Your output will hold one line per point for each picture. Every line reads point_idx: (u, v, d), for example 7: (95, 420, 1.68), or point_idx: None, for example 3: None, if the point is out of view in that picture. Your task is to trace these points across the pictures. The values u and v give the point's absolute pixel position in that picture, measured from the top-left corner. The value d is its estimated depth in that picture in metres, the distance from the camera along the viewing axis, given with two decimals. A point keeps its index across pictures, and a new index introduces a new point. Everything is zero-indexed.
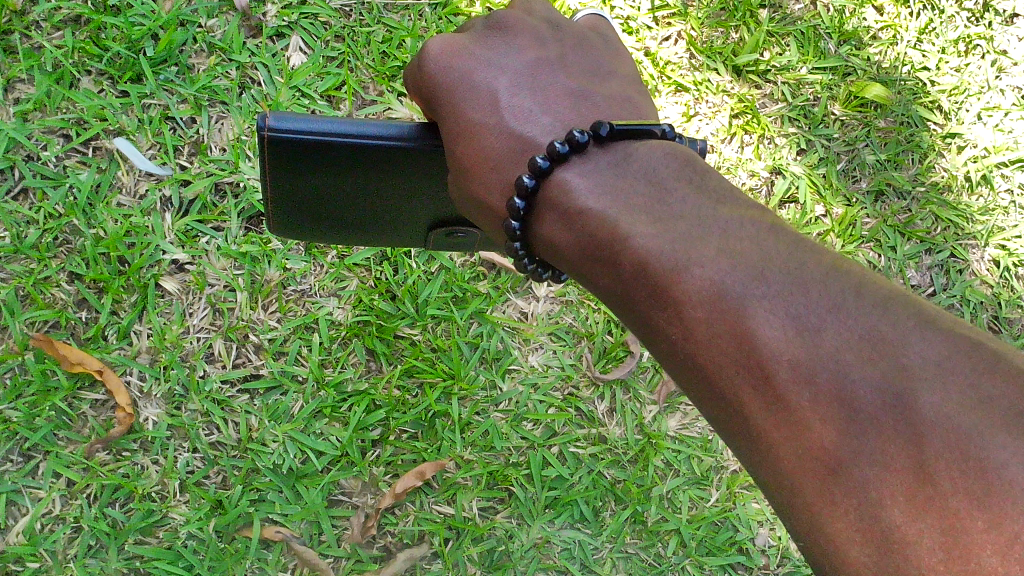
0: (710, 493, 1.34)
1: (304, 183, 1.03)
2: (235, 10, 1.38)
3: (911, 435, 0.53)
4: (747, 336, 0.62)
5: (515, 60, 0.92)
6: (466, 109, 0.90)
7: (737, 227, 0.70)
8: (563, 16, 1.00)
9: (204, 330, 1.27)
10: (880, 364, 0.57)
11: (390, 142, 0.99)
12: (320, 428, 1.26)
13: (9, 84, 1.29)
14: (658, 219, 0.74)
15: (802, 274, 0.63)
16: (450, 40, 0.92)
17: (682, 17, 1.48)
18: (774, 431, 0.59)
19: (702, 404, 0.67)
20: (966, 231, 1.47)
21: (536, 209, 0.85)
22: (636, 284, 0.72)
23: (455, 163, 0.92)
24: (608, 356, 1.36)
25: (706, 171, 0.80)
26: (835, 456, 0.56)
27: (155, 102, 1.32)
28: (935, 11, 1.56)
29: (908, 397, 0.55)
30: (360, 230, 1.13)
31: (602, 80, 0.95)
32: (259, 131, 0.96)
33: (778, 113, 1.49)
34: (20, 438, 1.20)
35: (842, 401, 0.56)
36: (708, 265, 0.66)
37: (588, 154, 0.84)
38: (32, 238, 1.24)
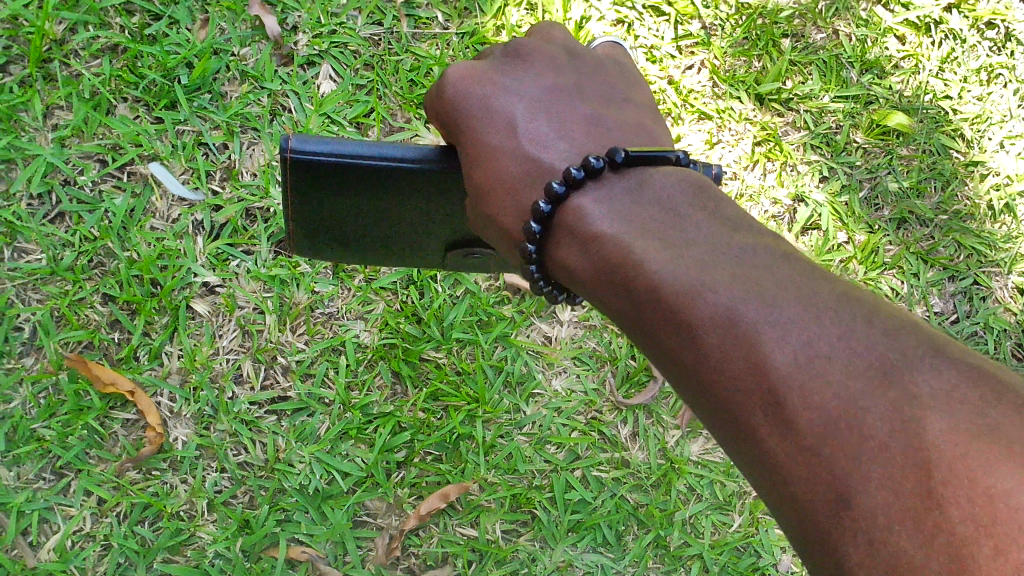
0: (732, 518, 1.34)
1: (329, 203, 1.06)
2: (267, 39, 1.41)
3: (920, 462, 0.55)
4: (759, 362, 0.63)
5: (533, 87, 0.94)
6: (484, 134, 0.91)
7: (750, 255, 0.72)
8: (580, 44, 1.02)
9: (234, 351, 1.29)
10: (889, 393, 0.58)
11: (410, 164, 1.01)
12: (346, 449, 1.28)
13: (48, 110, 1.31)
14: (672, 245, 0.75)
15: (814, 302, 0.65)
16: (469, 66, 0.94)
17: (705, 46, 1.50)
18: (785, 456, 0.60)
19: (713, 428, 0.68)
20: (988, 259, 1.48)
21: (552, 233, 0.87)
22: (649, 310, 0.73)
23: (472, 187, 0.93)
24: (631, 382, 1.37)
25: (720, 200, 0.82)
26: (844, 480, 0.57)
27: (188, 128, 1.35)
28: (957, 40, 1.58)
29: (917, 425, 0.56)
30: (382, 249, 1.15)
31: (616, 106, 0.98)
32: (281, 151, 1.00)
33: (801, 141, 1.50)
34: (52, 457, 1.21)
35: (851, 426, 0.58)
36: (721, 291, 0.68)
37: (603, 180, 0.86)
38: (67, 261, 1.27)
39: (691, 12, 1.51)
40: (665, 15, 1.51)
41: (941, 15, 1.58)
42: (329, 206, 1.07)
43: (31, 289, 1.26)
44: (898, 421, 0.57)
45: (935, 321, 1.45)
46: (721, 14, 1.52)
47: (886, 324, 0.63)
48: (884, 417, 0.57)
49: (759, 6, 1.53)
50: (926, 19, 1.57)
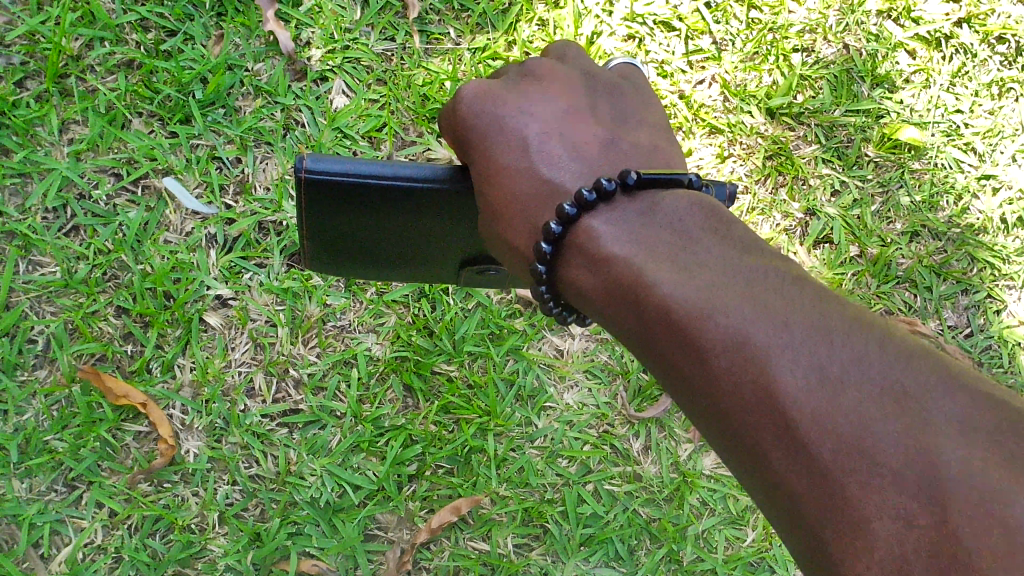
0: (746, 533, 1.33)
1: (342, 220, 1.06)
2: (281, 55, 1.41)
3: (934, 490, 0.54)
4: (770, 385, 0.63)
5: (546, 106, 0.94)
6: (497, 152, 0.92)
7: (762, 277, 0.71)
8: (597, 67, 1.03)
9: (245, 364, 1.29)
10: (903, 419, 0.58)
11: (425, 183, 1.01)
12: (357, 462, 1.28)
13: (64, 125, 1.33)
14: (683, 268, 0.75)
15: (826, 325, 0.65)
16: (483, 85, 0.95)
17: (715, 61, 1.51)
18: (796, 481, 0.60)
19: (723, 450, 0.68)
20: (1002, 273, 1.48)
21: (563, 253, 0.86)
22: (658, 331, 0.73)
23: (484, 206, 0.94)
24: (642, 395, 1.36)
25: (732, 223, 0.82)
26: (856, 506, 0.56)
27: (202, 143, 1.36)
28: (967, 55, 1.57)
29: (930, 452, 0.56)
30: (394, 263, 1.15)
31: (632, 127, 0.97)
32: (297, 172, 0.99)
33: (812, 155, 1.50)
34: (64, 468, 1.22)
35: (863, 452, 0.57)
36: (731, 313, 0.68)
37: (615, 202, 0.85)
38: (81, 273, 1.27)
39: (702, 27, 1.51)
40: (676, 31, 1.51)
41: (952, 29, 1.57)
42: (342, 224, 1.07)
43: (45, 302, 1.27)
44: (912, 448, 0.56)
45: (949, 335, 1.45)
46: (732, 29, 1.52)
47: (899, 349, 0.63)
48: (897, 443, 0.57)
49: (769, 21, 1.53)
50: (935, 34, 1.57)
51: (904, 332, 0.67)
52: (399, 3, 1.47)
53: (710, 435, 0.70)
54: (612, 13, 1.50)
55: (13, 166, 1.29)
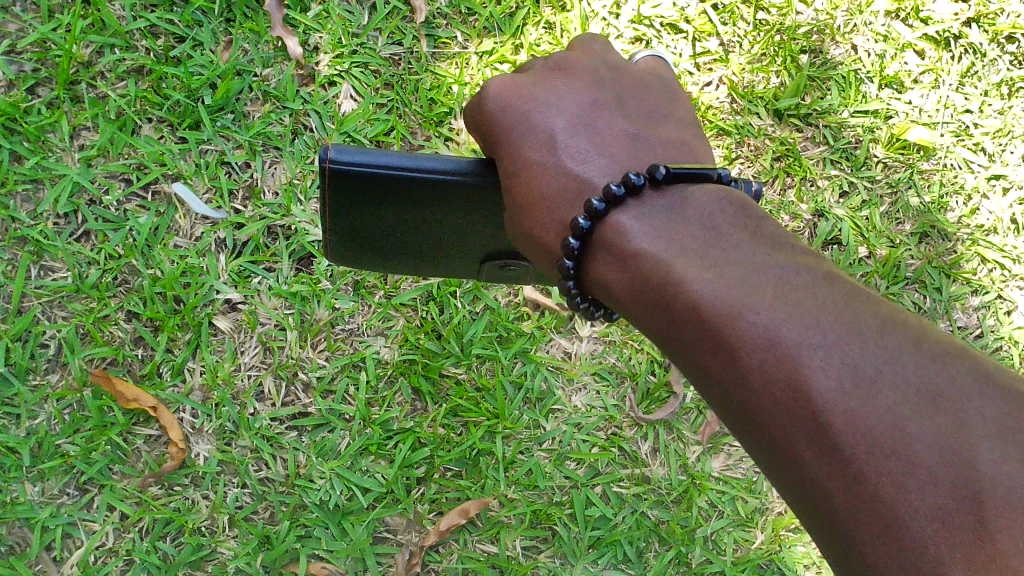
0: (755, 535, 1.33)
1: (364, 213, 1.06)
2: (289, 60, 1.42)
3: (970, 492, 0.54)
4: (804, 386, 0.62)
5: (573, 102, 0.94)
6: (525, 148, 0.91)
7: (792, 276, 0.71)
8: (622, 62, 1.02)
9: (255, 367, 1.30)
10: (938, 420, 0.58)
11: (448, 176, 1.01)
12: (366, 465, 1.28)
13: (74, 132, 1.34)
14: (713, 266, 0.75)
15: (859, 324, 0.64)
16: (509, 80, 0.93)
17: (723, 62, 1.51)
18: (830, 482, 0.60)
19: (756, 451, 0.67)
20: (1013, 273, 1.47)
21: (591, 248, 0.86)
22: (688, 330, 0.73)
23: (510, 200, 0.93)
24: (651, 397, 1.36)
25: (761, 219, 0.82)
26: (892, 508, 0.56)
27: (212, 148, 1.37)
28: (977, 55, 1.57)
29: (966, 453, 0.55)
30: (413, 256, 1.15)
31: (658, 123, 0.98)
32: (321, 161, 0.99)
33: (821, 155, 1.50)
34: (76, 472, 1.23)
35: (898, 454, 0.57)
36: (763, 313, 0.67)
37: (645, 198, 0.85)
38: (92, 278, 1.28)
39: (710, 29, 1.51)
40: (683, 32, 1.51)
41: (961, 29, 1.57)
42: (364, 217, 1.07)
43: (57, 307, 1.28)
44: (947, 449, 0.56)
45: (959, 336, 1.44)
46: (739, 31, 1.52)
47: (933, 348, 0.63)
48: (932, 444, 0.57)
49: (776, 22, 1.53)
50: (945, 34, 1.56)
51: (939, 330, 0.67)
52: (406, 7, 1.47)
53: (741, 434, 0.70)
54: (618, 16, 1.50)
55: (25, 172, 1.30)
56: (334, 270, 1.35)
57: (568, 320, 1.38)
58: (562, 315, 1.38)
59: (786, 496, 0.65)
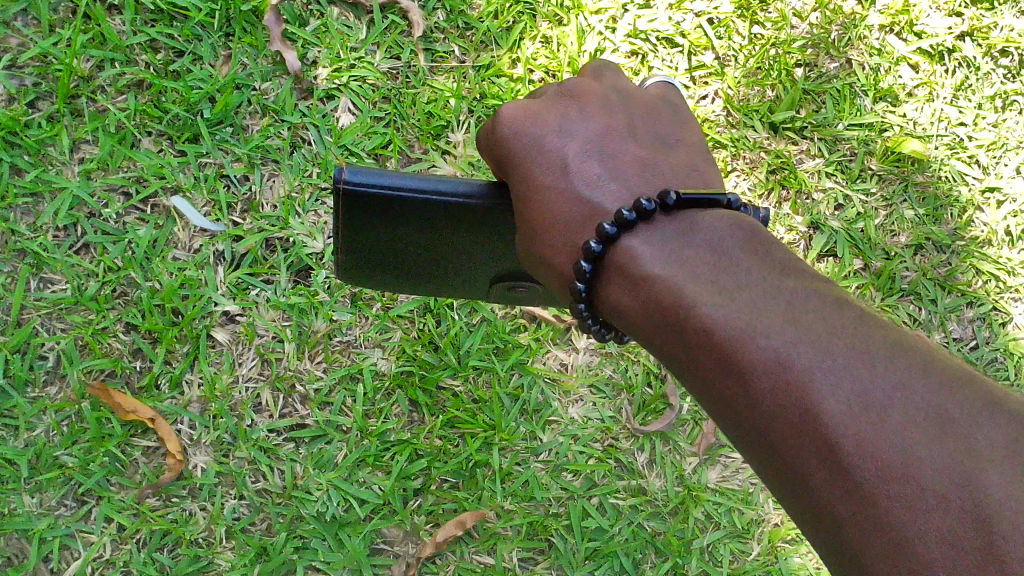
0: (752, 547, 1.33)
1: (375, 232, 1.06)
2: (288, 74, 1.43)
3: (978, 515, 0.53)
4: (815, 410, 0.63)
5: (586, 127, 0.93)
6: (537, 173, 0.91)
7: (802, 300, 0.71)
8: (633, 85, 1.01)
9: (253, 380, 1.31)
10: (947, 444, 0.57)
11: (463, 199, 1.01)
12: (363, 477, 1.29)
13: (74, 145, 1.35)
14: (723, 290, 0.75)
15: (869, 350, 0.64)
16: (522, 105, 0.93)
17: (718, 76, 1.52)
18: (841, 506, 0.59)
19: (768, 476, 0.67)
20: (1007, 285, 1.48)
21: (602, 272, 0.86)
22: (699, 353, 0.73)
23: (523, 225, 0.93)
24: (647, 408, 1.37)
25: (772, 244, 0.81)
26: (901, 532, 0.55)
27: (211, 161, 1.38)
28: (970, 68, 1.58)
29: (974, 477, 0.55)
30: (422, 274, 1.15)
31: (669, 146, 0.97)
32: (336, 182, 0.98)
33: (816, 168, 1.50)
34: (74, 484, 1.23)
35: (907, 477, 0.57)
36: (774, 337, 0.68)
37: (654, 222, 0.85)
38: (92, 290, 1.29)
39: (705, 43, 1.53)
40: (678, 47, 1.53)
41: (954, 43, 1.58)
42: (375, 236, 1.07)
43: (56, 319, 1.29)
44: (956, 473, 0.56)
45: (955, 347, 1.45)
46: (734, 45, 1.54)
47: (943, 374, 0.62)
48: (941, 468, 0.56)
49: (771, 36, 1.55)
50: (938, 47, 1.58)
51: (951, 359, 0.67)
52: (404, 22, 1.49)
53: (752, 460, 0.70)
54: (615, 30, 1.52)
55: (25, 185, 1.31)
56: (331, 283, 1.35)
57: (565, 332, 1.39)
58: (559, 327, 1.39)
59: (798, 522, 0.65)
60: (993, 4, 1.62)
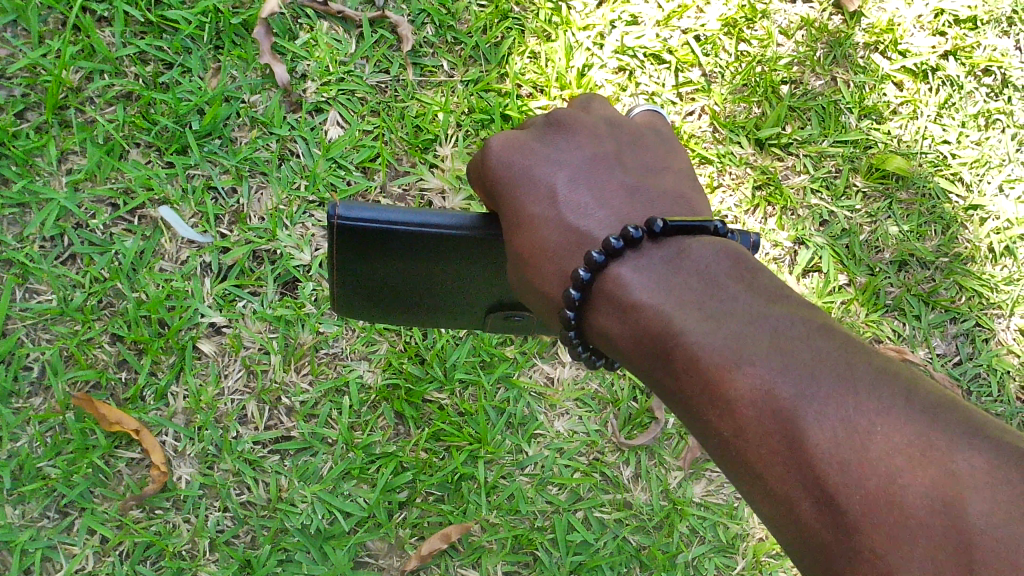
0: (736, 561, 1.34)
1: (370, 263, 1.06)
2: (277, 87, 1.44)
3: (961, 544, 0.54)
4: (800, 439, 0.63)
5: (574, 156, 0.94)
6: (525, 203, 0.92)
7: (786, 326, 0.71)
8: (621, 114, 1.01)
9: (238, 392, 1.31)
10: (929, 471, 0.58)
11: (455, 232, 1.02)
12: (348, 489, 1.28)
13: (62, 156, 1.35)
14: (709, 316, 0.75)
15: (852, 376, 0.65)
16: (511, 136, 0.94)
17: (704, 93, 1.53)
18: (827, 535, 0.60)
19: (754, 502, 0.67)
20: (990, 301, 1.49)
21: (590, 299, 0.86)
22: (686, 380, 0.73)
23: (513, 254, 0.93)
24: (632, 422, 1.37)
25: (757, 268, 0.82)
26: (886, 561, 0.56)
27: (199, 173, 1.38)
28: (954, 87, 1.60)
29: (956, 506, 0.55)
30: (418, 303, 1.15)
31: (657, 173, 0.96)
32: (329, 218, 0.99)
33: (801, 184, 1.51)
34: (57, 495, 1.23)
35: (891, 506, 0.57)
36: (759, 365, 0.68)
37: (643, 249, 0.85)
38: (77, 301, 1.29)
39: (692, 59, 1.54)
40: (666, 63, 1.54)
41: (938, 62, 1.60)
42: (370, 267, 1.07)
43: (41, 329, 1.28)
44: (939, 502, 0.56)
45: (938, 363, 1.46)
46: (720, 62, 1.55)
47: (925, 400, 0.62)
48: (925, 497, 0.57)
49: (757, 54, 1.56)
50: (923, 66, 1.59)
51: (933, 382, 0.67)
52: (394, 36, 1.49)
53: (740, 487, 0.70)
54: (603, 46, 1.53)
55: (12, 196, 1.31)
56: (318, 295, 1.36)
57: (551, 345, 1.39)
58: (545, 340, 1.39)
59: (785, 548, 0.65)
60: (976, 23, 1.63)
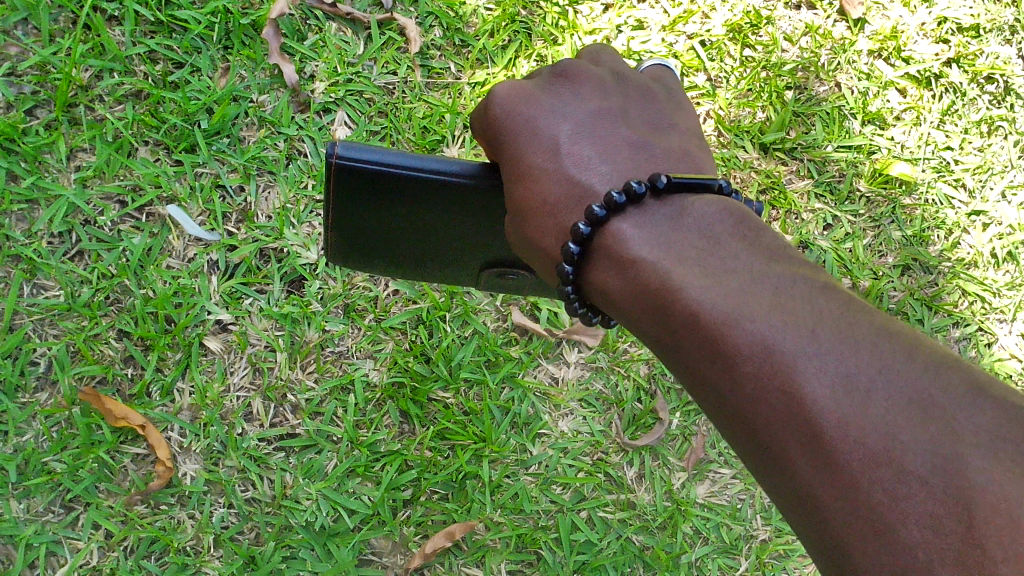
0: (739, 563, 1.35)
1: (369, 214, 1.07)
2: (285, 87, 1.45)
3: (961, 500, 0.54)
4: (798, 393, 0.63)
5: (578, 109, 0.95)
6: (528, 153, 0.92)
7: (788, 287, 0.72)
8: (628, 68, 1.02)
9: (244, 389, 1.31)
10: (929, 428, 0.58)
11: (453, 178, 1.02)
12: (353, 487, 1.29)
13: (71, 153, 1.36)
14: (710, 276, 0.75)
15: (854, 334, 0.65)
16: (516, 86, 0.94)
17: (710, 97, 1.53)
18: (822, 488, 0.60)
19: (749, 456, 0.68)
20: (993, 306, 1.50)
21: (589, 256, 0.87)
22: (684, 337, 0.73)
23: (513, 205, 0.94)
24: (636, 423, 1.38)
25: (760, 230, 0.83)
26: (883, 514, 0.56)
27: (207, 171, 1.39)
28: (957, 94, 1.61)
29: (957, 462, 0.56)
30: (416, 258, 1.15)
31: (662, 131, 0.97)
32: (328, 156, 1.00)
33: (805, 189, 1.52)
34: (62, 490, 1.23)
35: (890, 461, 0.58)
36: (759, 322, 0.68)
37: (645, 206, 0.86)
38: (85, 297, 1.29)
39: (697, 64, 1.55)
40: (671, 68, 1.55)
41: (941, 69, 1.62)
42: (366, 217, 1.07)
43: (48, 325, 1.29)
44: (939, 458, 0.57)
45: None
46: (726, 67, 1.56)
47: (925, 359, 0.63)
48: (923, 451, 0.57)
49: (762, 59, 1.58)
50: (926, 73, 1.61)
51: (930, 341, 0.68)
52: (401, 38, 1.51)
53: (732, 442, 0.71)
54: None
55: (21, 192, 1.32)
56: (325, 293, 1.36)
57: (555, 346, 1.40)
58: (550, 341, 1.40)
59: (777, 502, 0.66)
60: (979, 32, 1.65)
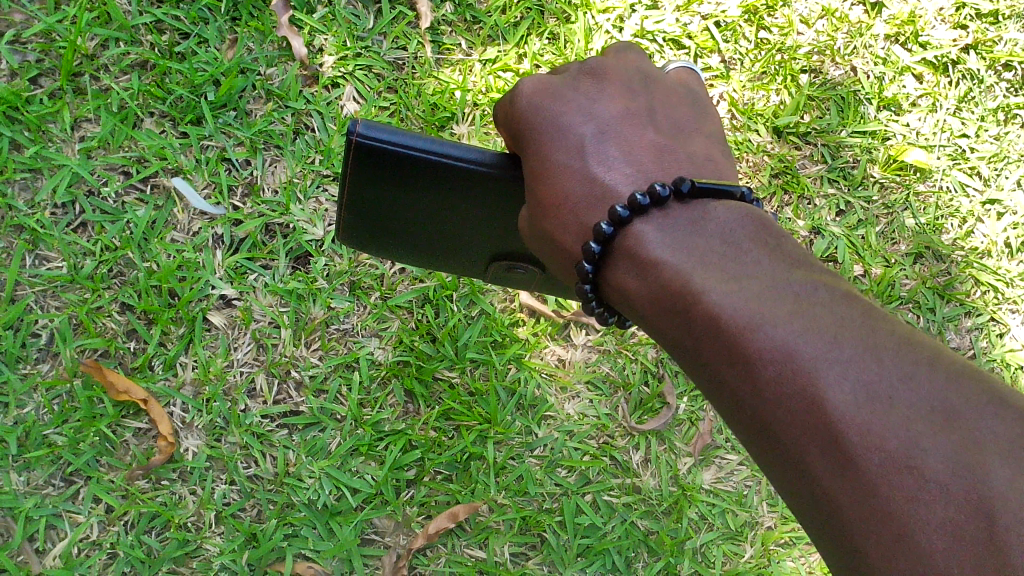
0: (744, 549, 1.33)
1: (386, 194, 1.05)
2: (294, 61, 1.43)
3: (983, 508, 0.53)
4: (818, 400, 0.61)
5: (604, 109, 0.92)
6: (552, 150, 0.90)
7: (809, 292, 0.70)
8: (655, 68, 1.00)
9: (248, 365, 1.29)
10: (951, 437, 0.57)
11: (473, 167, 1.01)
12: (356, 466, 1.27)
13: (76, 123, 1.33)
14: (729, 279, 0.74)
15: (877, 341, 0.63)
16: (542, 82, 0.92)
17: (723, 79, 1.51)
18: (842, 496, 0.59)
19: (767, 464, 0.66)
20: (1005, 296, 1.48)
21: (609, 256, 0.85)
22: (704, 339, 0.71)
23: (534, 201, 0.91)
24: (643, 408, 1.37)
25: (780, 237, 0.81)
26: (903, 522, 0.55)
27: (213, 144, 1.37)
28: (974, 80, 1.59)
29: (978, 471, 0.54)
30: (432, 246, 1.13)
31: (686, 135, 0.95)
32: (349, 134, 0.98)
33: (818, 174, 1.51)
34: (63, 463, 1.22)
35: (911, 468, 0.56)
36: (779, 326, 0.66)
37: (667, 209, 0.84)
38: (87, 269, 1.27)
39: (711, 45, 1.53)
40: (685, 48, 1.53)
41: (959, 55, 1.59)
42: (389, 199, 1.05)
43: (50, 296, 1.27)
44: (960, 466, 0.55)
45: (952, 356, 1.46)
46: (740, 49, 1.54)
47: (949, 369, 0.62)
48: (945, 460, 0.56)
49: (778, 42, 1.55)
50: (943, 59, 1.59)
51: (953, 352, 0.66)
52: (412, 13, 1.49)
53: (751, 450, 0.69)
54: (622, 30, 1.52)
55: (24, 161, 1.30)
56: (330, 270, 1.34)
57: (563, 327, 1.39)
58: (558, 322, 1.38)
59: (797, 511, 0.64)
60: (998, 18, 1.63)
